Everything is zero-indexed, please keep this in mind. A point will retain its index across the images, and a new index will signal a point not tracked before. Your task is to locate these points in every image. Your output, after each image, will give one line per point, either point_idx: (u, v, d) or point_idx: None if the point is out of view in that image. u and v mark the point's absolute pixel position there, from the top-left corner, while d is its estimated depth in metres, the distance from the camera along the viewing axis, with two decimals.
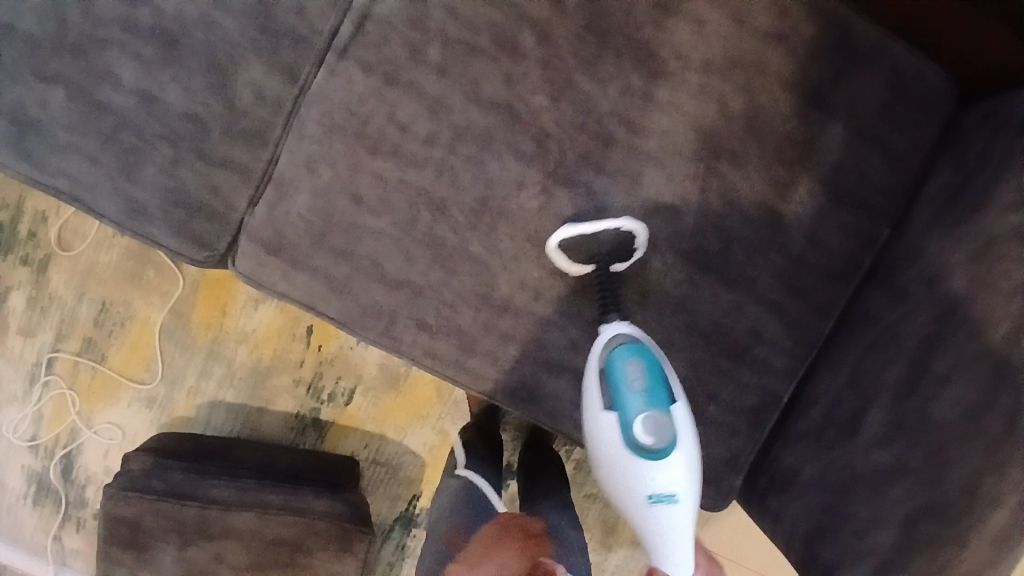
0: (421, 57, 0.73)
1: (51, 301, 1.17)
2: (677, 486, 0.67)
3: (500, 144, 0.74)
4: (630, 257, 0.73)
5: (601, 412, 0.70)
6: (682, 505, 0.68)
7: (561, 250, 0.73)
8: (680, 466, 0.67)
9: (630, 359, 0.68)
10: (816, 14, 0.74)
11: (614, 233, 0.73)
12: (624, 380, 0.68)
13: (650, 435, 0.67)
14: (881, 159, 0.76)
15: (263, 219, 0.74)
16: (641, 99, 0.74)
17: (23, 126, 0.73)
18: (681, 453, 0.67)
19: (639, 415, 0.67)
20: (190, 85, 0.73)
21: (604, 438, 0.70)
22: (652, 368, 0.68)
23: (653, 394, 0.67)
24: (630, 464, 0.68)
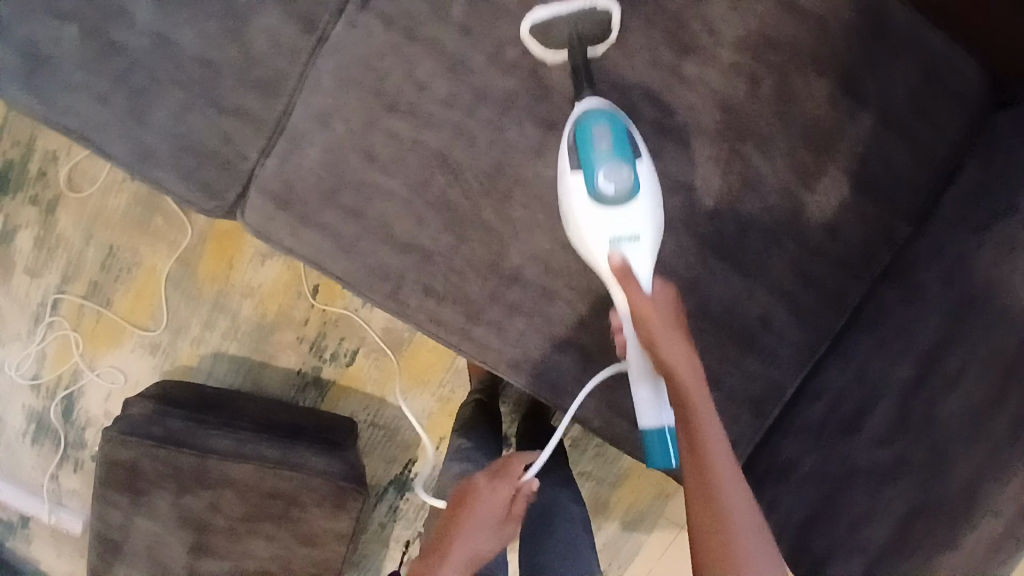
0: (444, 14, 0.71)
1: (58, 243, 1.17)
2: (639, 230, 0.65)
3: (520, 110, 0.72)
4: (609, 37, 0.71)
5: (568, 174, 0.67)
6: (643, 253, 0.65)
7: (537, 42, 0.71)
8: (641, 212, 0.65)
9: (598, 120, 0.65)
10: None
11: (590, 14, 0.70)
12: (590, 139, 0.65)
13: (612, 180, 0.64)
14: (913, 152, 0.73)
15: (274, 172, 0.73)
16: (669, 72, 0.71)
17: (35, 61, 0.72)
18: (643, 200, 0.65)
19: (602, 165, 0.64)
20: (206, 28, 0.71)
21: (568, 198, 0.67)
22: (619, 134, 0.65)
23: (620, 150, 0.64)
24: (591, 215, 0.65)
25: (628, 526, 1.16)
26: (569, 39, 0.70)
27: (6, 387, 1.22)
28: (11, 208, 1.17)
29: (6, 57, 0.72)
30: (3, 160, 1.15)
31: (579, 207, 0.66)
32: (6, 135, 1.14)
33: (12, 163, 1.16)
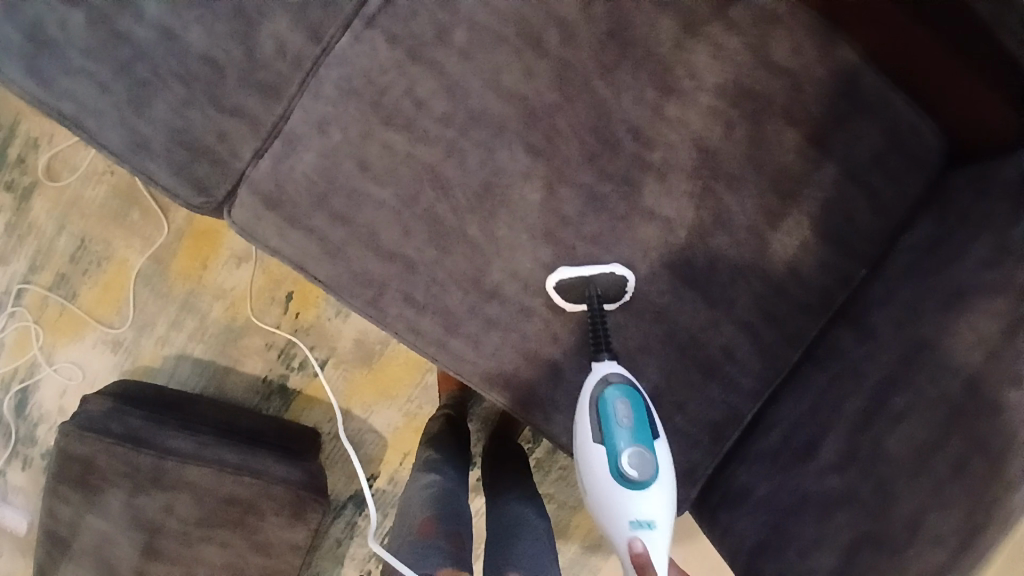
0: (447, 38, 0.75)
1: (30, 230, 1.16)
2: (656, 516, 0.69)
3: (511, 134, 0.76)
4: (622, 299, 0.77)
5: (591, 445, 0.72)
6: (662, 534, 0.69)
7: (558, 291, 0.77)
8: (659, 498, 0.70)
9: (620, 400, 0.71)
10: (828, 57, 0.77)
11: (610, 278, 0.76)
12: (612, 416, 0.71)
13: (635, 467, 0.69)
14: (869, 203, 0.79)
15: (266, 173, 0.74)
16: (652, 112, 0.76)
17: (36, 43, 0.72)
18: (661, 482, 0.70)
19: (626, 449, 0.70)
20: (214, 29, 0.73)
21: (591, 469, 0.72)
22: (639, 413, 0.71)
23: (640, 433, 0.70)
24: (614, 496, 0.70)
25: (585, 553, 1.17)
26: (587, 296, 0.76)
27: None
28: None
29: (8, 35, 0.72)
30: None
31: (602, 485, 0.71)
32: None
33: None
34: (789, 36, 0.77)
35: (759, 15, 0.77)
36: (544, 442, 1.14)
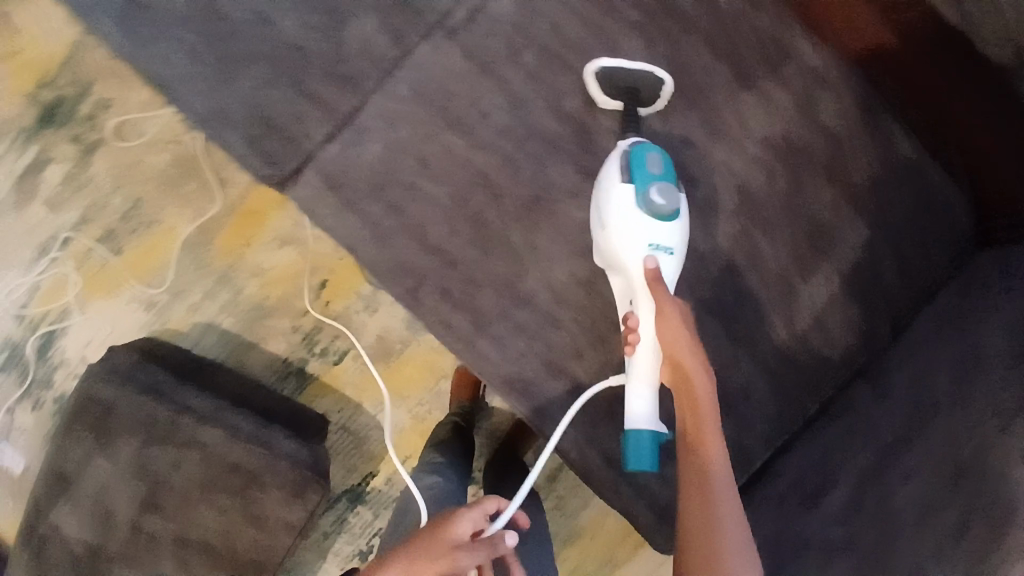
0: (517, 59, 0.80)
1: (88, 183, 1.21)
2: (673, 244, 0.74)
3: (565, 154, 0.80)
4: (658, 103, 0.80)
5: (617, 184, 0.74)
6: (671, 265, 0.74)
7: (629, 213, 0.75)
8: (677, 229, 0.74)
9: (651, 151, 0.75)
10: (871, 127, 0.82)
11: (648, 77, 0.79)
12: (644, 161, 0.74)
13: (659, 199, 0.72)
14: (897, 269, 0.82)
15: (333, 156, 0.79)
16: (700, 151, 0.80)
17: (137, 7, 0.78)
18: (680, 220, 0.74)
19: (653, 184, 0.73)
20: (307, 22, 0.79)
21: (612, 206, 0.74)
22: (666, 168, 0.75)
23: (667, 175, 0.74)
24: (636, 223, 0.72)
25: None
26: (624, 91, 0.79)
27: None
28: (52, 140, 1.21)
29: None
30: (58, 94, 1.21)
31: (624, 215, 0.73)
32: (69, 74, 1.21)
33: (65, 100, 1.21)
34: (836, 99, 0.81)
35: (811, 76, 0.81)
36: (549, 462, 1.15)
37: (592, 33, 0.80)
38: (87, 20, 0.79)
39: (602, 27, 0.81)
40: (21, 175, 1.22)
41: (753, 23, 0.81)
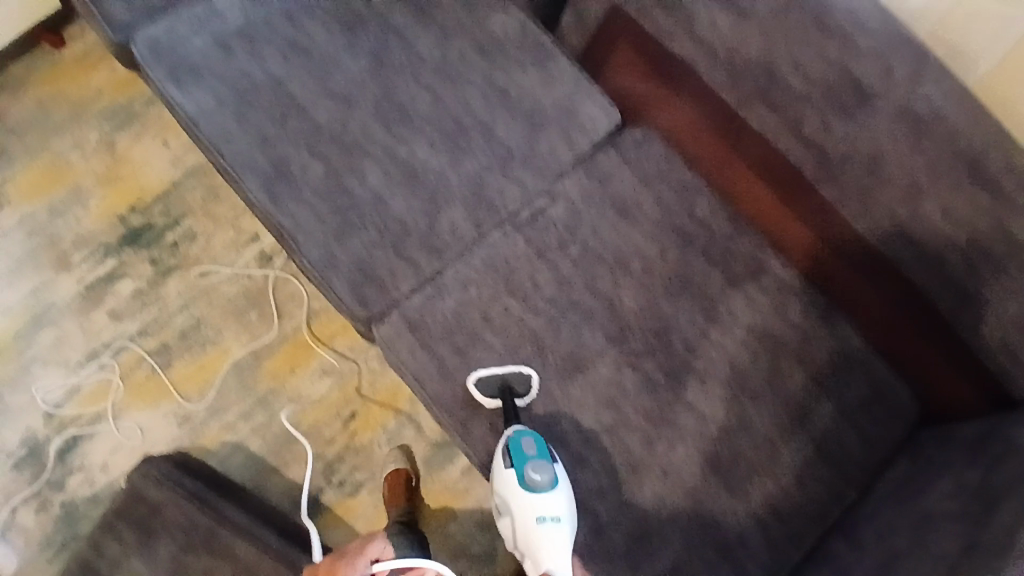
0: (566, 249, 1.04)
1: (156, 300, 1.37)
2: (559, 513, 0.89)
3: (598, 323, 1.01)
4: (528, 397, 0.96)
5: (502, 469, 0.92)
6: (562, 531, 0.89)
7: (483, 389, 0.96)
8: (559, 500, 0.89)
9: (523, 437, 0.91)
10: (829, 325, 1.06)
11: (520, 374, 0.97)
12: (520, 472, 0.90)
13: (537, 475, 0.89)
14: (856, 439, 1.02)
15: (416, 305, 0.99)
16: (700, 331, 1.03)
17: (280, 174, 1.02)
18: (560, 489, 0.90)
19: (529, 469, 0.89)
20: (411, 205, 1.03)
21: (506, 488, 0.92)
22: (541, 445, 0.92)
23: (541, 456, 0.90)
24: (525, 506, 0.90)
25: None
26: (501, 391, 0.95)
27: (23, 404, 1.30)
28: (132, 259, 1.39)
29: (260, 164, 1.02)
30: (147, 221, 1.41)
31: (517, 496, 0.91)
32: (164, 207, 1.42)
33: (153, 227, 1.41)
34: (803, 306, 1.06)
35: (784, 289, 1.06)
36: None
37: (621, 235, 1.06)
38: (236, 177, 1.02)
39: (628, 232, 1.06)
40: (91, 285, 1.38)
41: (739, 246, 1.08)
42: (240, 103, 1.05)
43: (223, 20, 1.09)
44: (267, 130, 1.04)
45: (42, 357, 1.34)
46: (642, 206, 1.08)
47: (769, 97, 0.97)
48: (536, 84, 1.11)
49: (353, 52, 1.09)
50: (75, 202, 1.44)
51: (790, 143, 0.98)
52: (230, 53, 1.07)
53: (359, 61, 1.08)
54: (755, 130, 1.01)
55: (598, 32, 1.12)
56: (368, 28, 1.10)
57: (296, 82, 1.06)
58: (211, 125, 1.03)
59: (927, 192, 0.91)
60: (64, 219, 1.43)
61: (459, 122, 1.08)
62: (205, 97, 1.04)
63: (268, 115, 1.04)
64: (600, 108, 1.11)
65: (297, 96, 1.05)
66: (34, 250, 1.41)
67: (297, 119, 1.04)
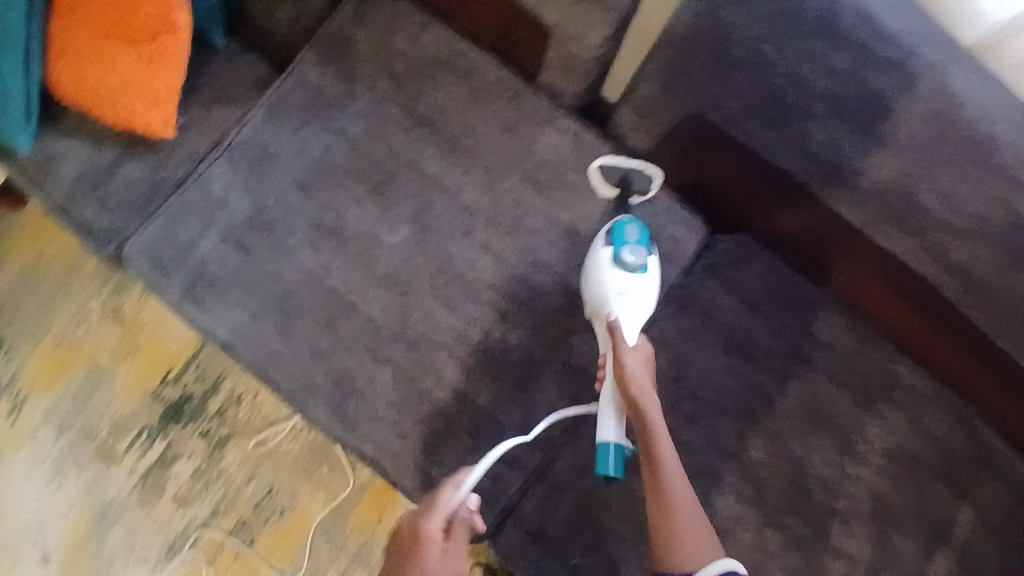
0: (678, 407, 0.91)
1: (219, 476, 1.27)
2: (640, 297, 0.84)
3: (728, 485, 0.89)
4: (648, 194, 0.94)
5: (598, 247, 0.87)
6: (639, 310, 0.84)
7: (602, 177, 0.95)
8: (646, 285, 0.85)
9: (630, 225, 0.86)
10: (962, 425, 0.91)
11: (643, 172, 0.94)
12: (619, 248, 0.85)
13: (631, 259, 0.84)
14: (995, 544, 0.88)
15: (532, 511, 0.88)
16: (840, 469, 0.90)
17: (347, 391, 0.90)
18: (648, 273, 0.85)
19: (626, 248, 0.84)
20: (501, 393, 0.90)
21: (593, 262, 0.87)
22: (642, 235, 0.87)
23: (641, 242, 0.86)
24: (610, 274, 0.84)
25: None
26: (620, 185, 0.94)
27: None
28: (179, 436, 1.27)
29: (321, 384, 0.90)
30: (183, 392, 1.29)
31: (600, 270, 0.85)
32: (195, 372, 1.29)
33: (191, 397, 1.29)
34: (938, 414, 0.92)
35: (916, 397, 0.92)
36: None
37: (735, 375, 0.92)
38: (296, 403, 0.90)
39: (747, 374, 0.92)
40: (146, 473, 1.26)
41: (866, 357, 0.93)
42: (278, 315, 0.91)
43: (228, 209, 0.94)
44: (318, 339, 0.91)
45: (119, 558, 1.22)
46: (754, 337, 0.93)
47: (906, 222, 0.82)
48: (609, 214, 0.95)
49: (390, 221, 0.94)
50: (98, 384, 1.28)
51: (924, 265, 0.84)
52: (249, 251, 0.93)
53: (400, 232, 0.94)
54: (886, 252, 0.85)
55: (668, 137, 0.93)
56: (400, 183, 0.95)
57: (336, 274, 0.92)
58: (253, 349, 0.90)
59: None
60: (92, 406, 1.27)
61: (531, 281, 0.93)
62: (236, 314, 0.91)
63: (314, 320, 0.91)
64: (684, 226, 0.96)
65: (341, 292, 0.92)
66: (70, 447, 1.26)
67: (348, 320, 0.91)
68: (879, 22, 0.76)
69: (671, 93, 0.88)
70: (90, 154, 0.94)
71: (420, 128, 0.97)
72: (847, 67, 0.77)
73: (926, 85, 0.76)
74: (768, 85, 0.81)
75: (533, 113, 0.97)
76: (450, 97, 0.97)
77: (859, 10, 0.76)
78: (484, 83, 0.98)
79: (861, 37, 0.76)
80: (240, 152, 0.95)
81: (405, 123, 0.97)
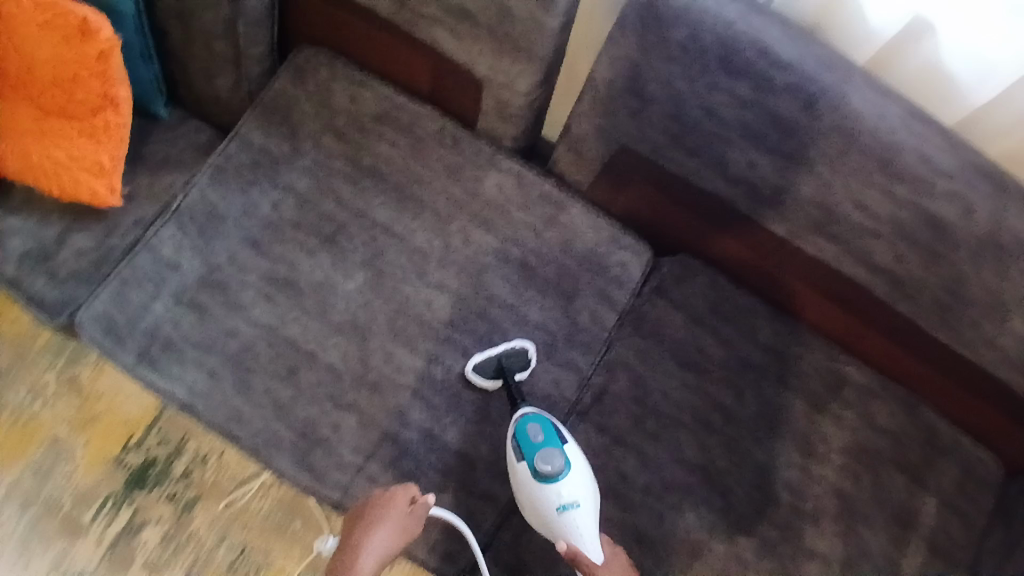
0: (641, 425, 0.94)
1: (189, 540, 1.22)
2: (577, 495, 0.83)
3: (698, 497, 0.91)
4: (528, 366, 0.94)
5: (514, 464, 0.87)
6: (584, 510, 0.83)
7: (477, 373, 0.93)
8: (576, 481, 0.84)
9: (531, 423, 0.87)
10: (911, 416, 0.97)
11: (514, 351, 0.93)
12: (534, 460, 0.84)
13: (549, 466, 0.84)
14: (958, 524, 0.94)
15: (509, 542, 0.90)
16: (801, 472, 0.94)
17: (312, 441, 0.90)
18: (573, 468, 0.85)
19: (539, 458, 0.84)
20: (466, 428, 0.92)
21: (519, 485, 0.86)
22: (550, 427, 0.87)
23: (550, 440, 0.86)
24: (539, 491, 0.84)
25: None
26: (500, 371, 0.92)
27: None
28: (145, 503, 1.23)
29: (286, 437, 0.90)
30: (146, 457, 1.26)
31: (528, 491, 0.85)
32: (157, 436, 1.27)
33: (155, 461, 1.26)
34: (888, 408, 0.97)
35: (866, 393, 0.98)
36: None
37: (689, 389, 0.96)
38: (262, 458, 0.89)
39: (702, 387, 0.96)
40: (112, 544, 1.21)
41: (810, 360, 0.99)
42: (240, 371, 0.91)
43: (181, 272, 0.95)
44: (280, 392, 0.91)
45: None
46: (705, 350, 0.97)
47: (827, 231, 0.88)
48: (556, 247, 0.99)
49: (344, 269, 0.97)
50: (55, 460, 1.24)
51: (851, 269, 0.90)
52: (205, 311, 0.93)
53: (355, 280, 0.96)
54: (815, 260, 0.92)
55: (603, 168, 0.98)
56: (351, 232, 0.98)
57: (293, 325, 0.94)
58: (216, 409, 0.90)
59: (1014, 311, 0.83)
60: (53, 480, 1.23)
61: (486, 316, 0.96)
62: (196, 375, 0.91)
63: (275, 374, 0.92)
64: (629, 251, 1.01)
65: (300, 343, 0.93)
66: (33, 523, 1.20)
67: (309, 370, 0.92)
68: (775, 52, 0.79)
69: (601, 129, 0.93)
70: (37, 230, 0.94)
71: (366, 178, 1.01)
72: (751, 95, 0.81)
73: (827, 106, 0.79)
74: (682, 116, 0.86)
75: (474, 157, 1.02)
76: (394, 147, 1.02)
77: (757, 43, 0.79)
78: (425, 132, 1.02)
79: (762, 67, 0.79)
80: (190, 215, 0.97)
81: (352, 175, 1.01)
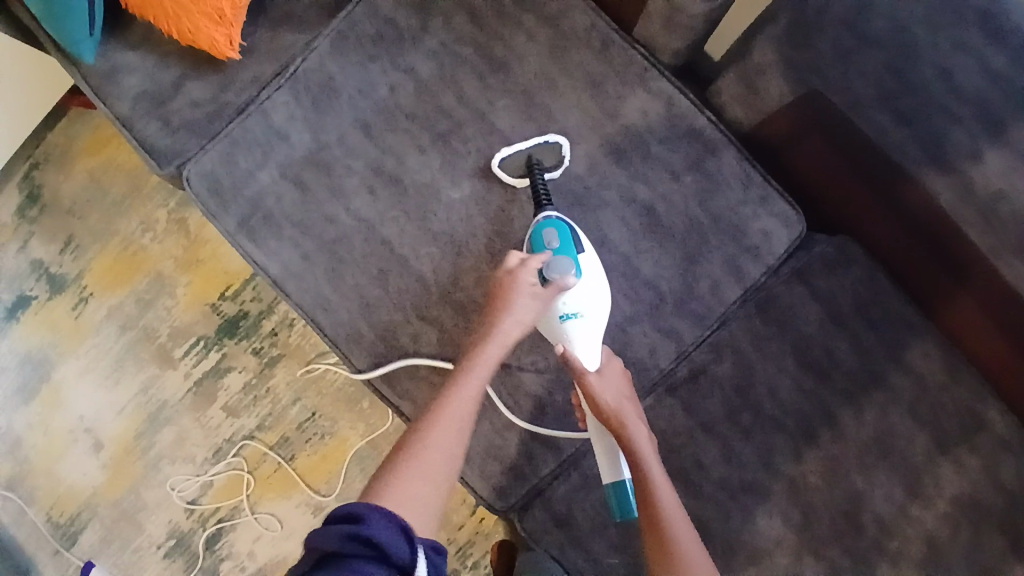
0: (735, 417, 0.85)
1: (267, 394, 1.30)
2: (582, 307, 0.78)
3: (774, 505, 0.83)
4: (561, 166, 0.87)
5: None
6: (589, 322, 0.79)
7: (504, 172, 0.87)
8: (585, 294, 0.79)
9: (546, 228, 0.79)
10: None
11: (546, 147, 0.87)
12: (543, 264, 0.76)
13: (558, 271, 0.75)
14: None
15: (563, 495, 0.86)
16: (899, 508, 0.82)
17: (389, 346, 0.87)
18: (583, 279, 0.79)
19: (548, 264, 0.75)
20: (546, 372, 0.87)
21: None
22: (567, 236, 0.79)
23: (565, 248, 0.79)
24: None
25: None
26: (529, 168, 0.86)
27: (158, 497, 1.28)
28: (233, 350, 1.31)
29: (364, 336, 0.87)
30: (240, 309, 1.31)
31: None
32: (252, 292, 1.31)
33: (248, 315, 1.32)
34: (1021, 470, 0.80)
35: (1000, 445, 0.81)
36: None
37: (800, 389, 0.85)
38: (339, 350, 0.88)
39: (817, 391, 0.84)
40: (199, 380, 1.30)
41: (953, 394, 0.82)
42: (331, 260, 0.88)
43: (287, 142, 0.90)
44: (365, 289, 0.87)
45: (168, 455, 1.29)
46: (835, 355, 0.84)
47: None
48: (691, 197, 0.86)
49: (451, 174, 0.88)
50: (159, 291, 1.32)
51: None
52: (305, 189, 0.89)
53: (461, 188, 0.88)
54: (1006, 286, 0.73)
55: (778, 112, 0.82)
56: (466, 134, 0.88)
57: (390, 225, 0.88)
58: (301, 291, 0.88)
59: None
60: (154, 310, 1.32)
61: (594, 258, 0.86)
62: (288, 253, 0.88)
63: (363, 269, 0.88)
64: (777, 219, 0.86)
65: (395, 245, 0.88)
66: (136, 343, 1.32)
67: (398, 274, 0.87)
68: None
69: (791, 64, 0.77)
70: (156, 70, 0.91)
71: (494, 74, 0.88)
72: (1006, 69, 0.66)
73: None
74: (905, 67, 0.70)
75: (623, 72, 0.87)
76: (532, 43, 0.88)
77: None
78: (572, 29, 0.88)
79: None
80: (304, 82, 0.90)
81: (478, 68, 0.89)
